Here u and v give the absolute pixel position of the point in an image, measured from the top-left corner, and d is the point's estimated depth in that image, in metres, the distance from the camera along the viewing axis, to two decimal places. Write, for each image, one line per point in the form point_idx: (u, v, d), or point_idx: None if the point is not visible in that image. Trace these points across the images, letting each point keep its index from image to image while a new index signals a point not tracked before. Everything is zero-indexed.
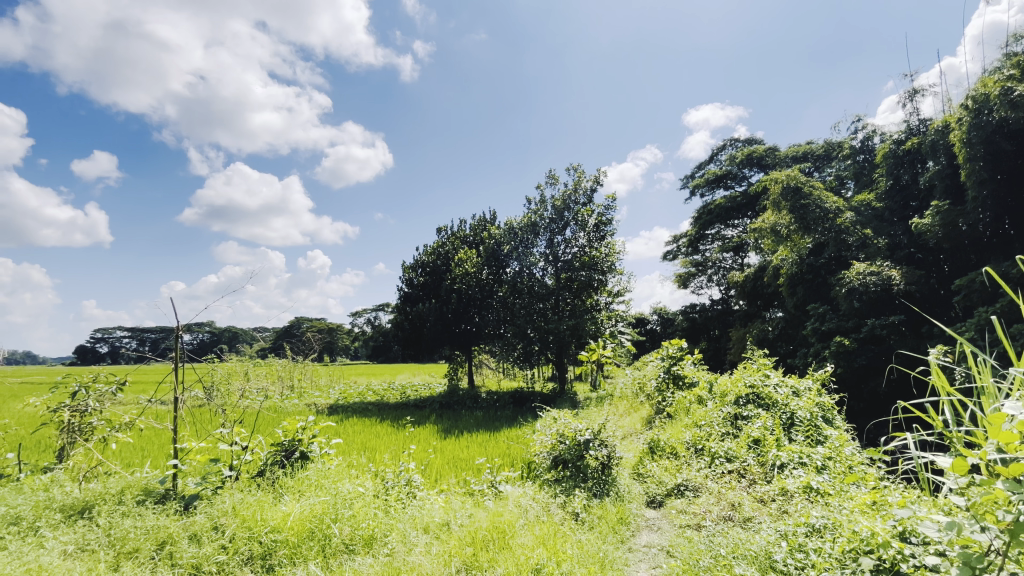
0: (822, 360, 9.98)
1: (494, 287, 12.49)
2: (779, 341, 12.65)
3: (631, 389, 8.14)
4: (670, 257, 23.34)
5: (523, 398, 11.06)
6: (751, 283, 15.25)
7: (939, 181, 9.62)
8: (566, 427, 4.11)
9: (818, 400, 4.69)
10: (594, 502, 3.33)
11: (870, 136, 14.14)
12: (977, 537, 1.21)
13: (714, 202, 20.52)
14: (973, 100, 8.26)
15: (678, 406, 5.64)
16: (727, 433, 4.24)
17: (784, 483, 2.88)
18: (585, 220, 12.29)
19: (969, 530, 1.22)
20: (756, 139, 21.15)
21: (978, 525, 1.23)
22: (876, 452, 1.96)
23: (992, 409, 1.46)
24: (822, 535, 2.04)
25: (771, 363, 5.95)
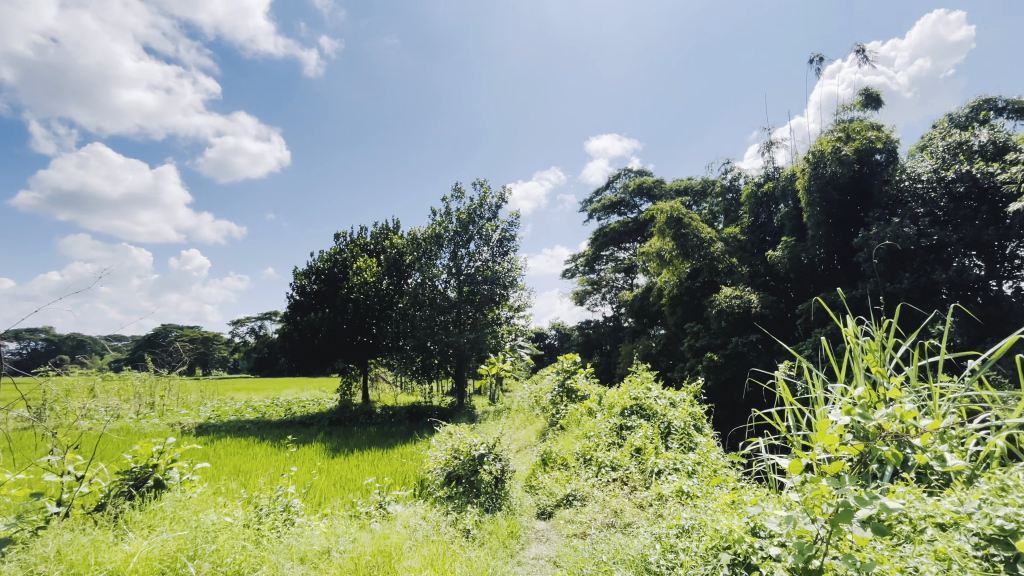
0: (695, 373, 11.12)
1: (393, 299, 12.04)
2: (662, 356, 13.85)
3: (528, 402, 8.33)
4: (569, 275, 24.56)
5: (420, 413, 10.75)
6: (639, 302, 16.57)
7: (788, 221, 11.28)
8: (461, 441, 4.09)
9: (691, 410, 5.17)
10: (486, 517, 3.32)
11: (737, 177, 16.24)
12: (809, 527, 1.40)
13: (609, 226, 22.07)
14: (812, 155, 9.97)
15: (570, 418, 5.89)
16: (613, 441, 4.51)
17: (659, 488, 3.11)
18: (489, 235, 12.53)
19: (802, 522, 1.41)
20: (646, 171, 23.28)
21: (810, 517, 1.41)
22: (735, 457, 2.19)
23: (822, 415, 1.72)
24: (690, 535, 2.23)
25: (653, 376, 6.44)
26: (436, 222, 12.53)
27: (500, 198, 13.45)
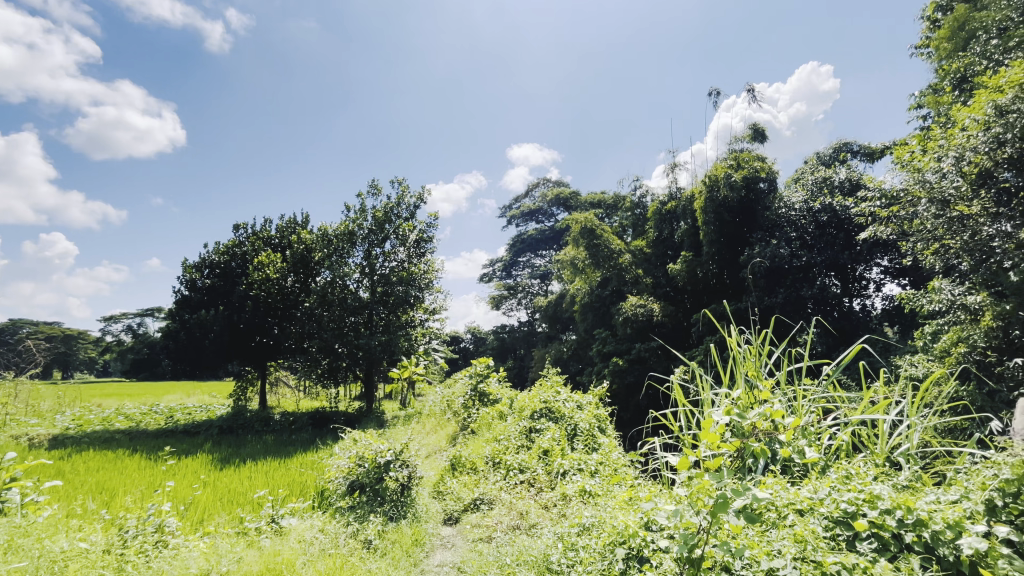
0: (602, 377, 11.70)
1: (299, 298, 11.17)
2: (572, 360, 14.39)
3: (440, 406, 8.20)
4: (486, 280, 24.70)
5: (324, 419, 10.15)
6: (552, 308, 17.11)
7: (687, 237, 12.30)
8: (366, 448, 3.94)
9: (596, 412, 5.40)
10: (389, 526, 3.21)
11: (644, 194, 17.42)
12: (694, 519, 1.52)
13: (527, 232, 22.56)
14: (708, 179, 10.99)
15: (481, 422, 5.90)
16: (522, 444, 4.59)
17: (564, 489, 3.22)
18: (406, 235, 12.27)
19: (688, 514, 1.53)
20: (562, 182, 24.20)
21: (695, 511, 1.54)
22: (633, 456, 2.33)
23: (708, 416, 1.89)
24: (590, 532, 2.32)
25: (563, 380, 6.60)
26: (350, 218, 12.01)
27: (419, 198, 13.22)
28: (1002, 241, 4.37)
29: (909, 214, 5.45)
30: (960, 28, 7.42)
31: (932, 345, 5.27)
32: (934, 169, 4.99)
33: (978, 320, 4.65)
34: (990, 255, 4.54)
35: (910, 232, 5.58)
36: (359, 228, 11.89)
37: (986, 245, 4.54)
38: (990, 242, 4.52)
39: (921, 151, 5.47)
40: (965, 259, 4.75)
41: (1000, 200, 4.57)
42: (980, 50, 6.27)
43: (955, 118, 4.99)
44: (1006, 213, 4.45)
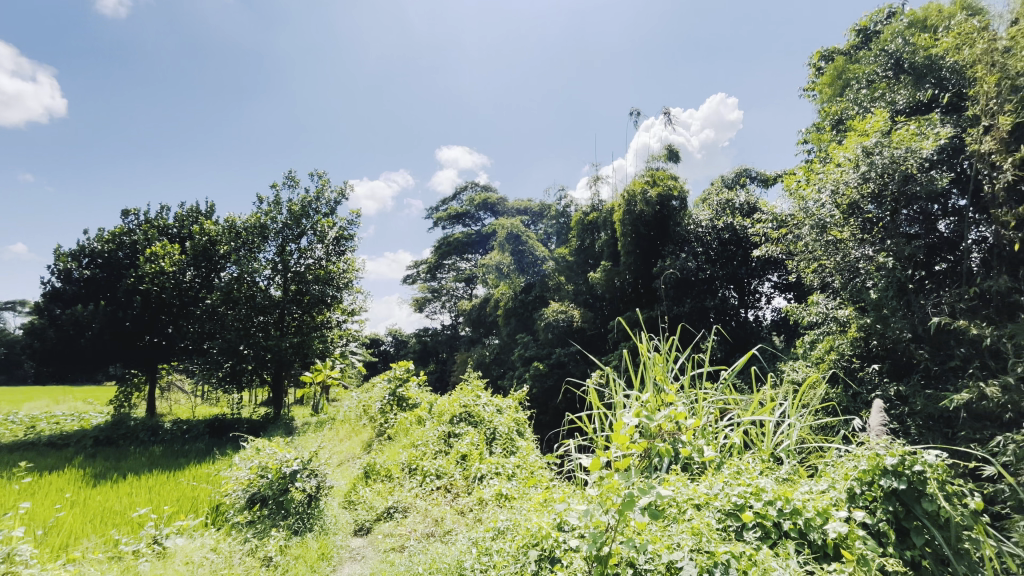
0: (523, 381, 11.90)
1: (200, 295, 10.10)
2: (494, 365, 14.44)
3: (355, 411, 7.87)
4: (410, 281, 24.16)
5: (223, 426, 9.31)
6: (476, 312, 17.15)
7: (607, 247, 12.89)
8: (271, 458, 3.68)
9: (515, 415, 5.46)
10: (293, 541, 3.01)
11: (568, 204, 18.05)
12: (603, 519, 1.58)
13: (453, 235, 22.42)
14: (627, 193, 11.63)
15: (399, 427, 5.74)
16: (439, 449, 4.53)
17: (481, 493, 3.22)
18: (324, 232, 11.75)
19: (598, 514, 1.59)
20: (491, 187, 24.45)
21: (604, 510, 1.60)
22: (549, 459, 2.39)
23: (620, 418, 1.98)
24: (504, 536, 2.33)
25: (484, 384, 6.59)
26: (262, 211, 11.21)
27: (341, 194, 12.66)
28: (866, 263, 5.11)
29: (794, 236, 6.14)
30: (840, 76, 8.50)
31: (809, 352, 5.94)
32: (815, 198, 5.67)
33: (845, 331, 5.33)
34: (855, 275, 5.25)
35: (795, 252, 6.22)
36: (272, 222, 11.13)
37: (853, 266, 5.28)
38: (855, 263, 5.26)
39: (805, 181, 6.19)
40: (837, 278, 5.41)
41: (865, 228, 5.19)
42: (853, 97, 7.24)
43: (833, 154, 5.68)
44: (869, 238, 5.15)
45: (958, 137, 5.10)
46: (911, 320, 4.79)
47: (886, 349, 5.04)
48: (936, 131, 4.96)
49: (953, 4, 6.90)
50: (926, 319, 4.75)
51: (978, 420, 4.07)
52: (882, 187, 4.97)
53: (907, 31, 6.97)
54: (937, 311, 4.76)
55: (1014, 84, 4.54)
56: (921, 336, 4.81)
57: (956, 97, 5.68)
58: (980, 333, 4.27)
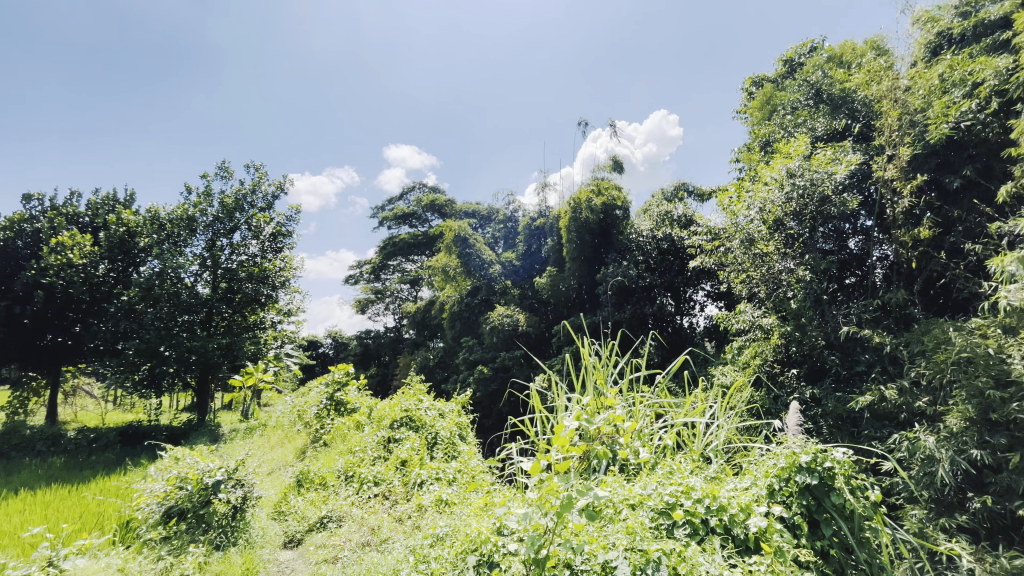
0: (466, 384, 11.83)
1: (115, 291, 9.21)
2: (438, 368, 14.23)
3: (289, 416, 7.48)
4: (353, 282, 23.41)
5: (138, 434, 8.55)
6: (421, 314, 16.91)
7: (553, 253, 13.12)
8: (190, 468, 3.39)
9: (458, 420, 5.40)
10: (214, 557, 2.82)
11: (516, 209, 18.25)
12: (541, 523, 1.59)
13: (399, 236, 21.99)
14: (573, 201, 11.94)
15: (336, 433, 5.52)
16: (378, 456, 4.40)
17: (420, 500, 3.16)
18: (260, 227, 11.21)
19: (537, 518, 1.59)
20: (440, 189, 24.30)
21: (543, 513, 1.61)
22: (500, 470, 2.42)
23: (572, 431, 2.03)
24: (443, 541, 2.30)
25: (426, 387, 6.47)
26: (190, 202, 10.50)
27: (279, 188, 12.07)
28: (787, 276, 5.48)
29: (726, 249, 6.52)
30: (768, 102, 9.18)
31: (737, 358, 6.32)
32: (744, 214, 6.02)
33: (769, 338, 5.73)
34: (778, 286, 5.64)
35: (726, 264, 6.61)
36: (201, 215, 10.58)
37: (776, 277, 5.64)
38: (778, 276, 5.65)
39: (736, 197, 6.61)
40: (762, 288, 5.80)
41: (788, 243, 5.58)
42: (779, 122, 7.83)
43: (761, 172, 6.09)
44: (790, 252, 5.54)
45: (866, 164, 5.65)
46: (825, 328, 5.25)
47: (803, 355, 5.45)
48: (849, 157, 5.46)
49: (864, 44, 7.66)
50: (837, 328, 5.22)
51: (879, 420, 4.49)
52: (803, 207, 5.42)
53: (826, 65, 7.65)
54: (847, 320, 5.23)
55: (911, 119, 5.20)
56: (833, 343, 5.26)
57: (865, 127, 6.28)
58: (881, 342, 4.75)
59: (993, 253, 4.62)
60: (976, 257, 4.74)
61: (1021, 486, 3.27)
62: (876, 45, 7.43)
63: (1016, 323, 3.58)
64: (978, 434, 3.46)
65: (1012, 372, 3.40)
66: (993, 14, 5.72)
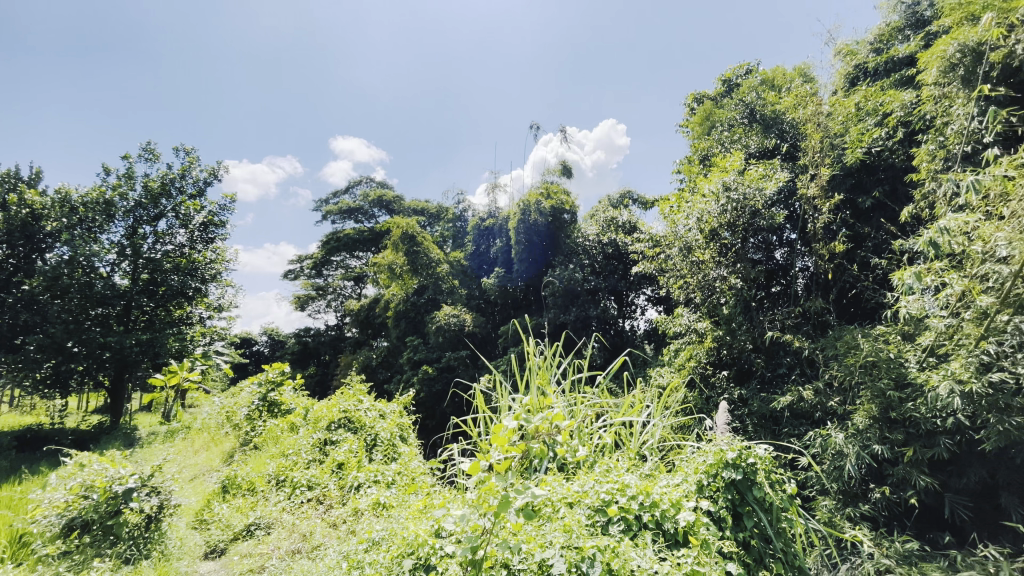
0: (410, 385, 11.60)
1: (15, 280, 8.22)
2: (380, 368, 13.86)
3: (216, 418, 7.02)
4: (292, 277, 22.36)
5: (38, 439, 7.71)
6: (365, 312, 16.43)
7: (501, 254, 13.16)
8: (98, 474, 3.02)
9: (399, 421, 5.29)
10: (121, 573, 2.59)
11: (466, 209, 18.15)
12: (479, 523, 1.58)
13: (343, 231, 21.25)
14: (522, 203, 12.07)
15: (268, 435, 5.23)
16: (313, 459, 4.21)
17: (356, 503, 3.06)
18: (189, 215, 10.51)
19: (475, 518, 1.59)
20: (388, 184, 23.74)
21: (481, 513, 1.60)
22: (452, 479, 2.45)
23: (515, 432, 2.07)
24: (379, 546, 2.23)
25: (367, 388, 6.28)
26: (108, 184, 9.64)
27: (212, 175, 11.32)
28: (721, 283, 5.79)
29: (666, 256, 6.80)
30: (708, 118, 9.69)
31: (673, 360, 6.61)
32: (683, 223, 6.30)
33: (703, 341, 6.03)
34: (712, 292, 5.95)
35: (666, 270, 6.89)
36: (121, 199, 9.70)
37: (710, 285, 5.95)
38: (713, 283, 5.95)
39: (676, 206, 6.90)
40: (698, 294, 6.10)
41: (722, 253, 5.90)
42: (717, 137, 8.28)
43: (699, 184, 6.40)
44: (724, 260, 5.84)
45: (792, 181, 6.07)
46: (752, 333, 5.63)
47: (732, 358, 5.79)
48: (777, 174, 5.85)
49: (793, 71, 8.26)
50: (763, 332, 5.61)
51: (797, 419, 4.84)
52: (735, 218, 5.75)
53: (760, 87, 8.18)
54: (772, 326, 5.61)
55: (831, 142, 5.66)
56: (759, 347, 5.63)
57: (792, 148, 6.79)
58: (801, 346, 5.14)
59: (895, 267, 5.12)
60: (882, 271, 5.25)
61: (914, 477, 3.63)
62: (802, 72, 8.04)
63: (912, 331, 4.00)
64: (880, 430, 3.81)
65: (909, 374, 3.78)
66: (900, 52, 6.34)
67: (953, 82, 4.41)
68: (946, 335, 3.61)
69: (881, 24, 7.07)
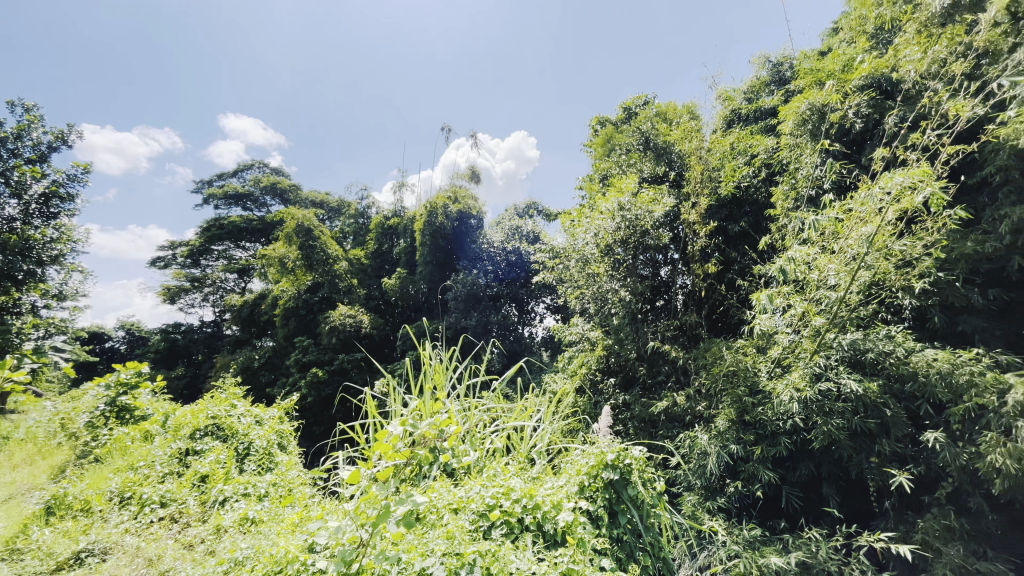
0: (295, 388, 10.78)
1: None
2: (263, 371, 12.70)
3: (47, 425, 5.92)
4: (161, 265, 19.72)
5: None
6: (248, 309, 15.02)
7: (404, 255, 12.83)
8: None
9: (278, 427, 4.88)
10: None
11: (370, 205, 17.44)
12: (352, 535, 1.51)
13: (228, 218, 19.26)
14: (430, 205, 11.94)
15: (113, 446, 4.51)
16: (169, 473, 3.72)
17: (219, 520, 2.76)
18: (25, 184, 8.81)
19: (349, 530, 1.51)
20: (284, 171, 22.03)
21: (356, 526, 1.53)
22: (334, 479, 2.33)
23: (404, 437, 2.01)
24: (241, 566, 2.03)
25: (242, 392, 5.70)
26: None
27: (58, 140, 9.57)
28: (612, 296, 6.22)
29: (565, 267, 7.14)
30: (609, 142, 10.40)
31: (566, 367, 6.93)
32: (581, 236, 6.66)
33: (594, 350, 6.40)
34: (603, 304, 6.36)
35: (564, 280, 7.22)
36: None
37: (602, 296, 6.36)
38: (605, 295, 6.37)
39: (577, 221, 7.27)
40: (592, 305, 6.49)
41: (614, 267, 6.33)
42: (616, 160, 8.90)
43: (597, 202, 6.80)
44: (616, 274, 6.28)
45: (677, 207, 6.67)
46: (637, 342, 6.07)
47: (619, 365, 6.22)
48: (665, 199, 6.41)
49: (682, 107, 9.16)
50: (646, 342, 6.07)
51: (671, 421, 5.32)
52: (628, 236, 6.21)
53: (654, 118, 8.95)
54: (654, 337, 6.11)
55: (710, 175, 6.36)
56: (642, 356, 6.10)
57: (678, 176, 7.52)
58: (677, 356, 5.65)
59: (755, 289, 5.87)
60: (745, 291, 5.98)
61: (760, 473, 4.15)
62: (690, 110, 8.95)
63: (764, 344, 4.61)
64: (736, 432, 4.33)
65: (760, 383, 4.34)
66: (766, 104, 7.35)
67: (804, 134, 5.20)
68: (789, 349, 4.22)
69: (753, 77, 8.15)
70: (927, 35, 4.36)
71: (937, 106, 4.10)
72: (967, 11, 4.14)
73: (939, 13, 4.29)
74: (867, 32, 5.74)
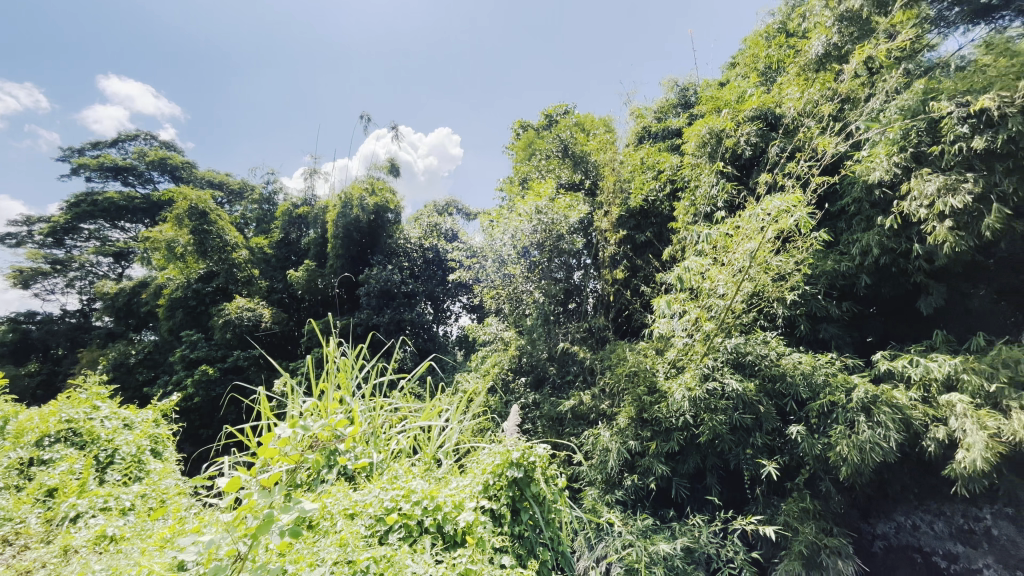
0: (179, 387, 9.71)
1: None
2: (140, 368, 11.28)
3: None
4: (10, 242, 16.73)
5: None
6: (124, 298, 13.28)
7: (313, 246, 12.09)
8: None
9: (153, 431, 4.35)
10: None
11: (277, 191, 16.21)
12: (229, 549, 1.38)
13: (102, 193, 16.85)
14: (344, 195, 11.36)
15: None
16: (5, 487, 3.15)
17: (68, 540, 2.40)
18: None
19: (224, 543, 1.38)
20: (176, 146, 19.77)
21: (232, 539, 1.40)
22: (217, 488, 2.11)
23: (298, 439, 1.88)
24: None
25: (109, 392, 5.00)
26: None
27: None
28: (526, 296, 6.49)
29: (482, 267, 7.15)
30: (529, 146, 10.64)
31: (479, 366, 6.96)
32: (500, 237, 6.74)
33: (507, 350, 6.50)
34: (518, 304, 6.62)
35: (481, 280, 7.23)
36: None
37: (516, 296, 6.63)
38: (520, 295, 6.63)
39: (495, 221, 7.30)
40: (506, 305, 6.68)
41: (530, 269, 6.48)
42: (536, 164, 9.09)
43: (516, 204, 6.89)
44: (531, 276, 6.46)
45: (590, 215, 6.96)
46: (548, 343, 6.28)
47: (531, 365, 6.35)
48: (580, 206, 6.65)
49: (599, 120, 9.61)
50: (556, 343, 6.29)
51: (577, 419, 5.54)
52: (544, 239, 6.36)
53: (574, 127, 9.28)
54: (564, 338, 6.33)
55: (621, 186, 6.73)
56: (553, 356, 6.30)
57: (592, 186, 7.90)
58: (585, 357, 5.90)
59: (656, 295, 6.32)
60: (647, 297, 6.41)
61: (654, 466, 4.46)
62: (606, 123, 9.41)
63: (662, 346, 4.95)
64: (634, 428, 4.61)
65: (657, 382, 4.66)
66: (673, 124, 7.97)
67: (704, 155, 5.69)
68: (683, 352, 4.58)
69: (663, 98, 8.77)
70: (805, 78, 4.99)
71: (809, 141, 4.71)
72: (835, 61, 4.81)
73: (814, 60, 4.93)
74: (758, 69, 6.44)
